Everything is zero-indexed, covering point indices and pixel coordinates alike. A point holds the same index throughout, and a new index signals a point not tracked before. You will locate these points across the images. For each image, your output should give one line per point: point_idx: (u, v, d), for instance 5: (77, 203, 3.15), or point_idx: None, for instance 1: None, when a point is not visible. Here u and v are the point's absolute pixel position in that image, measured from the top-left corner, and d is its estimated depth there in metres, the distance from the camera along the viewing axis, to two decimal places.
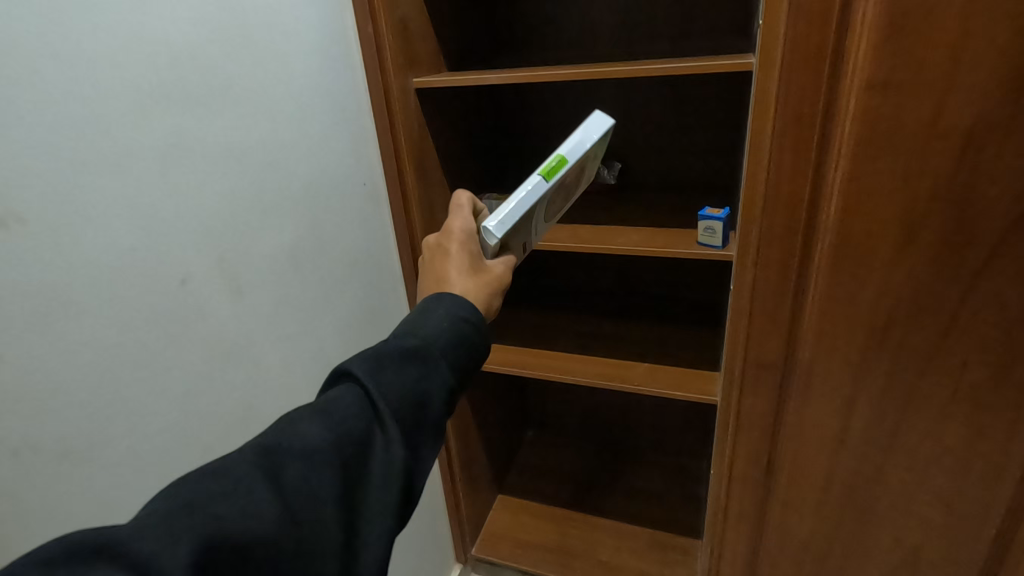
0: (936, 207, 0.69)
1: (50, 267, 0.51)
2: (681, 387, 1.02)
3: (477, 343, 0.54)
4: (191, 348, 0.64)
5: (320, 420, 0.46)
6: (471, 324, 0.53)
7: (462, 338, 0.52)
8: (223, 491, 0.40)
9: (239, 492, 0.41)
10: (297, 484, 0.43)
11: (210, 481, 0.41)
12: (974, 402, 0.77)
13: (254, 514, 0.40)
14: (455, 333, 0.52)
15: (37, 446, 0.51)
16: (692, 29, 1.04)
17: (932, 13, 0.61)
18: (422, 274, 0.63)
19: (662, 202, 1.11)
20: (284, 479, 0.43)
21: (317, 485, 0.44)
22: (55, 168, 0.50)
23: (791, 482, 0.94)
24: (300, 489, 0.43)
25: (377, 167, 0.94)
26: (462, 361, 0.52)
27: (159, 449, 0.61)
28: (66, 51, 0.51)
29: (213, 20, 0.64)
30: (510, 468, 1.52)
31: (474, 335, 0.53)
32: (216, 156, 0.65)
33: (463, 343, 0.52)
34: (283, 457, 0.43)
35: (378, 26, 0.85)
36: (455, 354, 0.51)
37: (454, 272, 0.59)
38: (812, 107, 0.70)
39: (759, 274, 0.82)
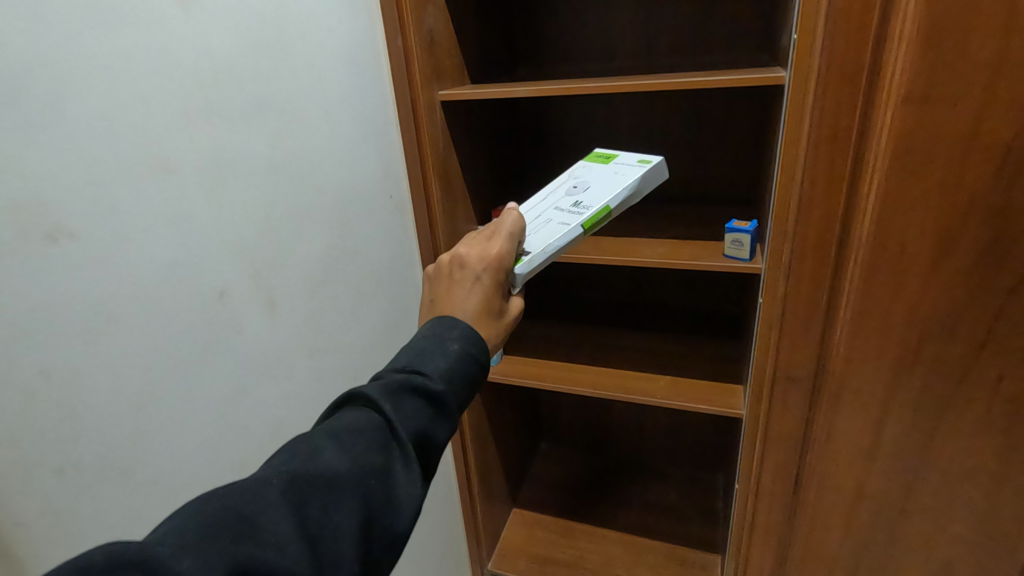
0: (972, 222, 0.69)
1: (92, 281, 0.50)
2: (705, 400, 1.01)
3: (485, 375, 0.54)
4: (225, 363, 0.63)
5: (343, 452, 0.43)
6: (481, 356, 0.53)
7: (475, 370, 0.52)
8: (249, 520, 0.38)
9: (265, 527, 0.38)
10: (320, 516, 0.41)
11: (238, 505, 0.39)
12: (1008, 418, 0.77)
13: (279, 547, 0.38)
14: (467, 363, 0.52)
15: (78, 462, 0.50)
16: (715, 43, 1.04)
17: (972, 29, 0.61)
18: (437, 283, 0.59)
19: (683, 214, 1.11)
20: (309, 509, 0.41)
21: (342, 517, 0.42)
22: (101, 182, 0.50)
23: (819, 497, 0.93)
24: (324, 522, 0.41)
25: (403, 179, 0.94)
26: (471, 391, 0.52)
27: (193, 466, 0.60)
28: (115, 64, 0.51)
29: (251, 33, 0.64)
30: (525, 482, 1.51)
31: (482, 365, 0.53)
32: (253, 169, 0.65)
33: (476, 374, 0.52)
34: (305, 489, 0.41)
35: (407, 39, 0.85)
36: (468, 387, 0.51)
37: (476, 304, 0.56)
38: (847, 122, 0.70)
39: (790, 288, 0.81)
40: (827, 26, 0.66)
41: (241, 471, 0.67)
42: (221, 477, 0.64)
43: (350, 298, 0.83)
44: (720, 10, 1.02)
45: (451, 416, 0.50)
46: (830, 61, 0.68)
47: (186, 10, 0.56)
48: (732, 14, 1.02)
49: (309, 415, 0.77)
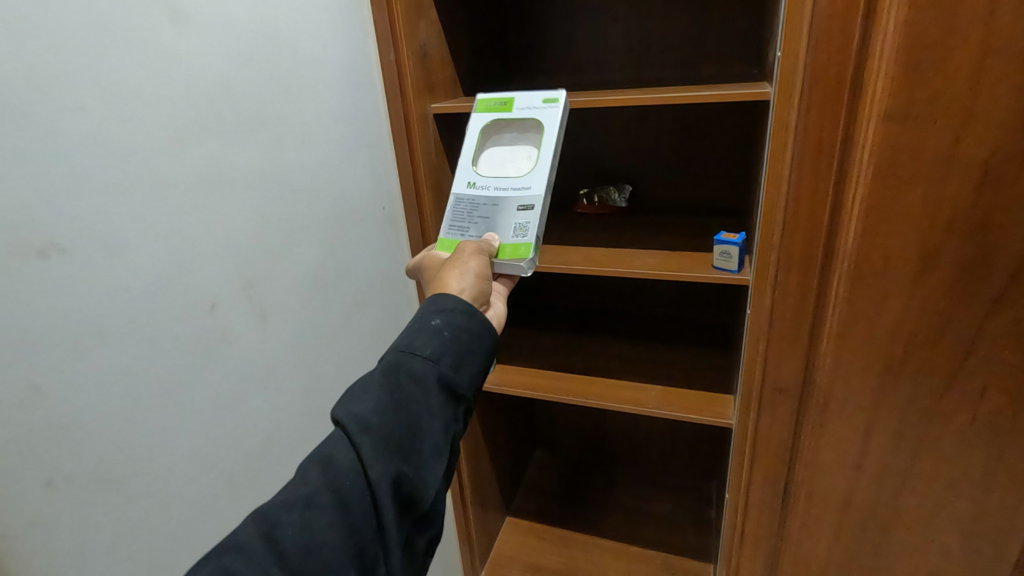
0: (953, 234, 0.70)
1: (85, 296, 0.51)
2: (696, 410, 1.02)
3: (461, 331, 0.54)
4: (218, 375, 0.64)
5: (314, 468, 0.47)
6: (442, 316, 0.54)
7: (441, 342, 0.53)
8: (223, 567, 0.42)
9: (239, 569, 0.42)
10: (299, 534, 0.44)
11: (210, 558, 0.42)
12: (993, 428, 0.78)
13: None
14: (431, 339, 0.53)
15: (70, 475, 0.51)
16: (704, 58, 1.06)
17: (949, 49, 0.63)
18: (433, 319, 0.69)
19: (674, 225, 1.12)
20: (282, 538, 0.44)
21: (323, 531, 0.45)
22: (93, 199, 0.51)
23: (808, 506, 0.93)
24: (300, 542, 0.44)
25: (396, 191, 0.95)
26: (445, 361, 0.52)
27: (184, 478, 0.61)
28: (109, 84, 0.52)
29: (243, 50, 0.65)
30: (518, 490, 1.51)
31: (454, 335, 0.54)
32: (244, 183, 0.66)
33: (443, 334, 0.53)
34: (280, 512, 0.45)
35: (400, 54, 0.86)
36: (433, 347, 0.52)
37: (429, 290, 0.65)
38: (830, 138, 0.71)
39: (777, 300, 0.82)
40: (808, 45, 0.68)
41: (232, 482, 0.67)
42: (213, 488, 0.65)
43: (342, 309, 0.84)
44: (709, 25, 1.04)
45: (417, 380, 0.51)
46: (813, 79, 0.69)
47: (179, 29, 0.57)
48: (720, 28, 1.03)
49: (301, 425, 0.78)
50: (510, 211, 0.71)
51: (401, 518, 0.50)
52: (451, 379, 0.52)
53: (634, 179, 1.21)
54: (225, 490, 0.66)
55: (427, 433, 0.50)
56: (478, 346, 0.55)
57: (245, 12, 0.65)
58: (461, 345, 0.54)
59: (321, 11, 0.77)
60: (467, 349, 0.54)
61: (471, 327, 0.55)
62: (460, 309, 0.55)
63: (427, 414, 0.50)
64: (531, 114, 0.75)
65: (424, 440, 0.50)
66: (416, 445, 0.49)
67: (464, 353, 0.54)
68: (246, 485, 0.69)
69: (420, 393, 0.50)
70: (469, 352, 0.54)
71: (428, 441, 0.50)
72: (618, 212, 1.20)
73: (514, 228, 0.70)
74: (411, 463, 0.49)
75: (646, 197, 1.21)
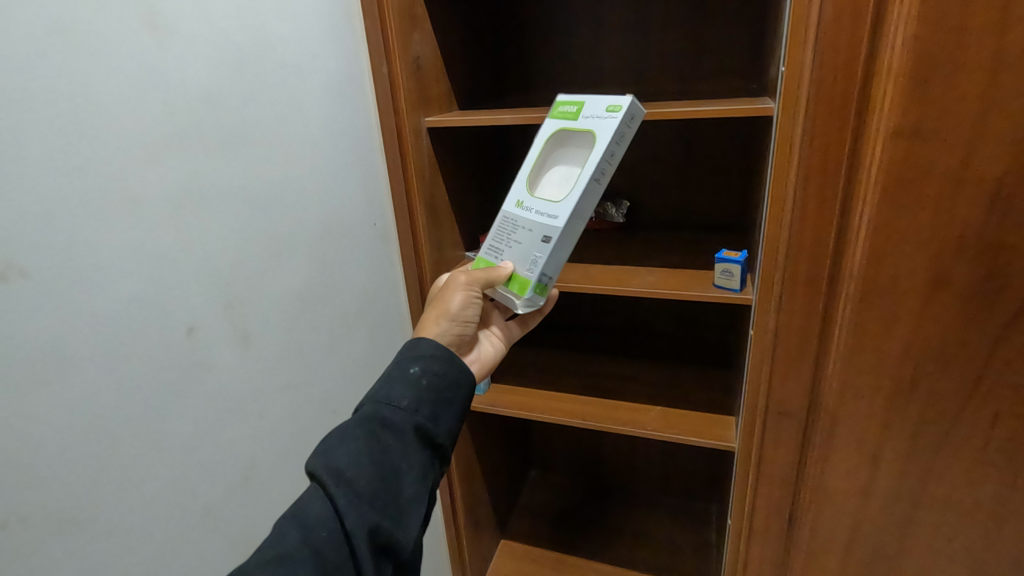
0: (962, 257, 0.68)
1: (47, 321, 0.48)
2: (697, 433, 0.99)
3: (439, 381, 0.59)
4: (196, 402, 0.61)
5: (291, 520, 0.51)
6: (420, 366, 0.58)
7: (419, 390, 0.57)
8: None
9: None
10: None
11: None
12: (1005, 456, 0.75)
13: None
14: (409, 386, 0.57)
15: (24, 515, 0.47)
16: (702, 72, 1.04)
17: (960, 66, 0.61)
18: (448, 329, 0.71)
19: (673, 242, 1.10)
20: None
21: None
22: (59, 218, 0.48)
23: (814, 533, 0.90)
24: None
25: (388, 206, 0.93)
26: (422, 409, 0.57)
27: (154, 513, 0.57)
28: (79, 97, 0.49)
29: (226, 61, 0.62)
30: (513, 512, 1.47)
31: (432, 382, 0.58)
32: (225, 199, 0.63)
33: (419, 382, 0.58)
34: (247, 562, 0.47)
35: (393, 66, 0.84)
36: (411, 399, 0.56)
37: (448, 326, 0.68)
38: (835, 155, 0.69)
39: (782, 322, 0.79)
40: (813, 59, 0.66)
41: (210, 517, 0.64)
42: (187, 523, 0.61)
43: (330, 329, 0.81)
44: (708, 39, 1.02)
45: (397, 431, 0.55)
46: (818, 94, 0.67)
47: (157, 36, 0.55)
48: (719, 43, 1.02)
49: (284, 452, 0.74)
50: (534, 241, 0.72)
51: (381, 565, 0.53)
52: (427, 429, 0.56)
53: (632, 195, 1.18)
54: (203, 525, 0.63)
55: (403, 483, 0.54)
56: (454, 392, 0.60)
57: (228, 18, 0.62)
58: (437, 396, 0.58)
59: (311, 21, 0.74)
60: (444, 394, 0.59)
61: (449, 377, 0.59)
62: (439, 354, 0.60)
63: (405, 465, 0.54)
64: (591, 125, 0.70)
65: (401, 489, 0.54)
66: (393, 497, 0.53)
67: (440, 402, 0.58)
68: (223, 519, 0.65)
69: (399, 444, 0.54)
70: (445, 402, 0.59)
71: (403, 493, 0.54)
72: (615, 228, 1.18)
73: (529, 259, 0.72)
74: (387, 513, 0.53)
75: (643, 213, 1.19)
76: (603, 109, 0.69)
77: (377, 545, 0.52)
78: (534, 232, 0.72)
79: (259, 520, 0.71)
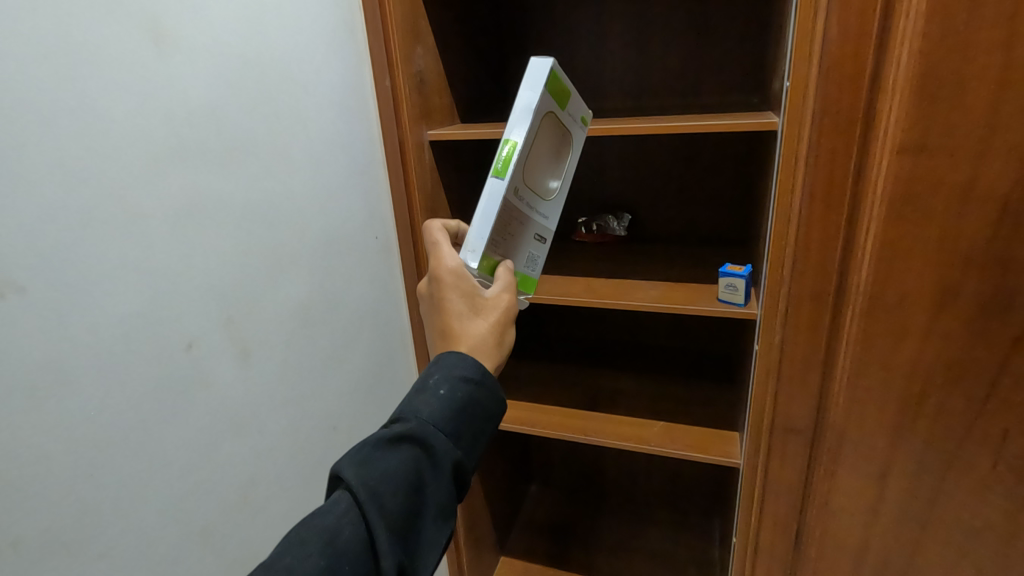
0: (971, 273, 0.67)
1: (47, 338, 0.47)
2: (701, 449, 0.97)
3: (479, 408, 0.54)
4: (195, 421, 0.60)
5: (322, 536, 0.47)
6: (468, 385, 0.53)
7: (462, 415, 0.52)
8: None
9: None
10: None
11: None
12: (1017, 475, 0.73)
13: None
14: (453, 409, 0.52)
15: (17, 540, 0.45)
16: (704, 86, 1.04)
17: (965, 81, 0.61)
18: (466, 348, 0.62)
19: (675, 256, 1.09)
20: None
21: None
22: (59, 234, 0.47)
23: (821, 552, 0.88)
24: None
25: (389, 220, 0.92)
26: (462, 437, 0.52)
27: (149, 535, 0.56)
28: (82, 110, 0.49)
29: (228, 75, 0.62)
30: (513, 528, 1.44)
31: (476, 405, 0.53)
32: (227, 213, 0.62)
33: (465, 406, 0.52)
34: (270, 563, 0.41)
35: (396, 80, 0.83)
36: (455, 424, 0.51)
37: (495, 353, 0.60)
38: (842, 169, 0.68)
39: (788, 337, 0.78)
40: (819, 75, 0.66)
41: (207, 538, 0.62)
42: (184, 545, 0.59)
43: (330, 344, 0.80)
44: (709, 54, 1.02)
45: (436, 462, 0.50)
46: (824, 110, 0.67)
47: (160, 50, 0.54)
48: (721, 58, 1.02)
49: (282, 470, 0.72)
50: (531, 239, 0.70)
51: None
52: (464, 463, 0.52)
53: (633, 208, 1.18)
54: (200, 547, 0.61)
55: (431, 518, 0.50)
56: (492, 418, 0.55)
57: (232, 33, 0.62)
58: (478, 424, 0.54)
59: (314, 35, 0.74)
60: (483, 421, 0.54)
61: (490, 404, 0.55)
62: (485, 376, 0.55)
63: (436, 501, 0.50)
64: (570, 129, 0.71)
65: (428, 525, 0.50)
66: (417, 532, 0.49)
67: (480, 431, 0.54)
68: (220, 540, 0.64)
69: (435, 476, 0.50)
70: (483, 433, 0.54)
71: (429, 529, 0.50)
72: (617, 241, 1.18)
73: (529, 258, 0.71)
74: (409, 549, 0.49)
75: (645, 227, 1.19)
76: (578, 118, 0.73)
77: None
78: (529, 229, 0.69)
79: (258, 539, 0.69)
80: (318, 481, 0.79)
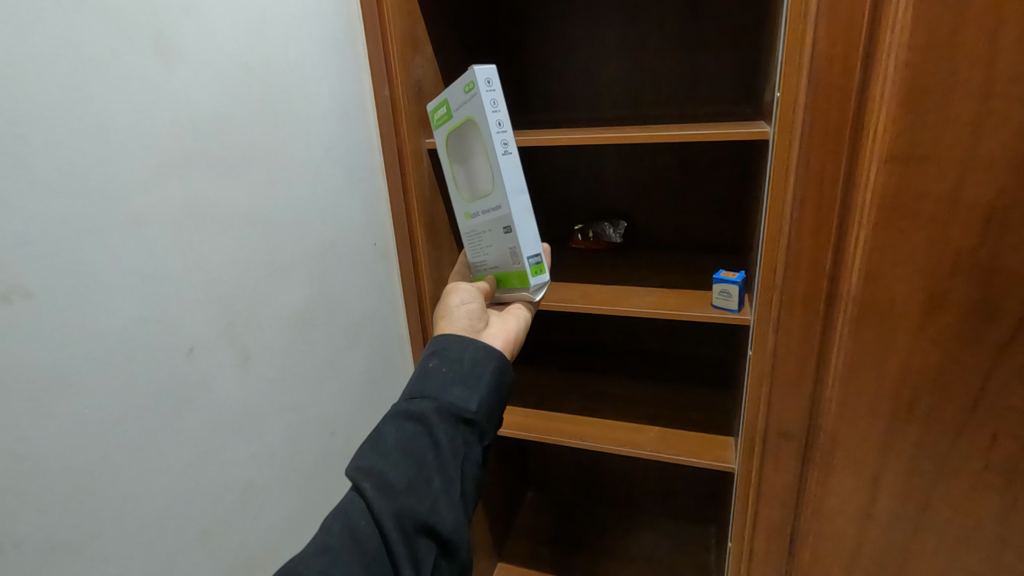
0: (958, 279, 0.69)
1: (50, 342, 0.48)
2: (696, 453, 0.98)
3: (460, 367, 0.58)
4: (197, 423, 0.60)
5: (328, 528, 0.50)
6: (439, 354, 0.60)
7: (441, 376, 0.57)
8: None
9: None
10: None
11: None
12: (1005, 477, 0.74)
13: None
14: (428, 375, 0.58)
15: (21, 541, 0.46)
16: (698, 96, 1.06)
17: (949, 92, 0.62)
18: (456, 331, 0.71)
19: (670, 262, 1.11)
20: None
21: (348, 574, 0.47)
22: (65, 240, 0.48)
23: (815, 556, 0.89)
24: None
25: (389, 226, 0.93)
26: (445, 390, 0.56)
27: (151, 534, 0.56)
28: (88, 118, 0.50)
29: (230, 84, 0.63)
30: (511, 535, 1.45)
31: (454, 365, 0.58)
32: (229, 220, 0.63)
33: (441, 369, 0.58)
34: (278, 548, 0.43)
35: (394, 90, 0.85)
36: (433, 385, 0.57)
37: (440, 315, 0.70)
38: (831, 179, 0.70)
39: (780, 344, 0.79)
40: (809, 86, 0.67)
41: (207, 539, 0.62)
42: (185, 545, 0.60)
43: (330, 349, 0.81)
44: (703, 65, 1.04)
45: (420, 415, 0.54)
46: (814, 120, 0.68)
47: (165, 61, 0.56)
48: (714, 68, 1.04)
49: (282, 473, 0.73)
50: (499, 233, 0.72)
51: (421, 554, 0.50)
52: (455, 408, 0.55)
53: (628, 216, 1.20)
54: (200, 549, 0.62)
55: (435, 463, 0.53)
56: (480, 371, 0.59)
57: (234, 43, 0.63)
58: (461, 374, 0.58)
59: (315, 45, 0.76)
60: (469, 375, 0.58)
61: (469, 356, 0.59)
62: (461, 342, 0.61)
63: (434, 445, 0.53)
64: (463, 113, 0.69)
65: (430, 472, 0.52)
66: (425, 477, 0.52)
67: (466, 380, 0.58)
68: (219, 541, 0.64)
69: (425, 427, 0.54)
70: (472, 380, 0.58)
71: (436, 473, 0.52)
72: (613, 248, 1.19)
73: (510, 255, 0.73)
74: (421, 496, 0.51)
75: (640, 234, 1.20)
76: (464, 93, 0.68)
77: (413, 533, 0.50)
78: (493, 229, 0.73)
79: (258, 541, 0.70)
80: (317, 485, 0.80)
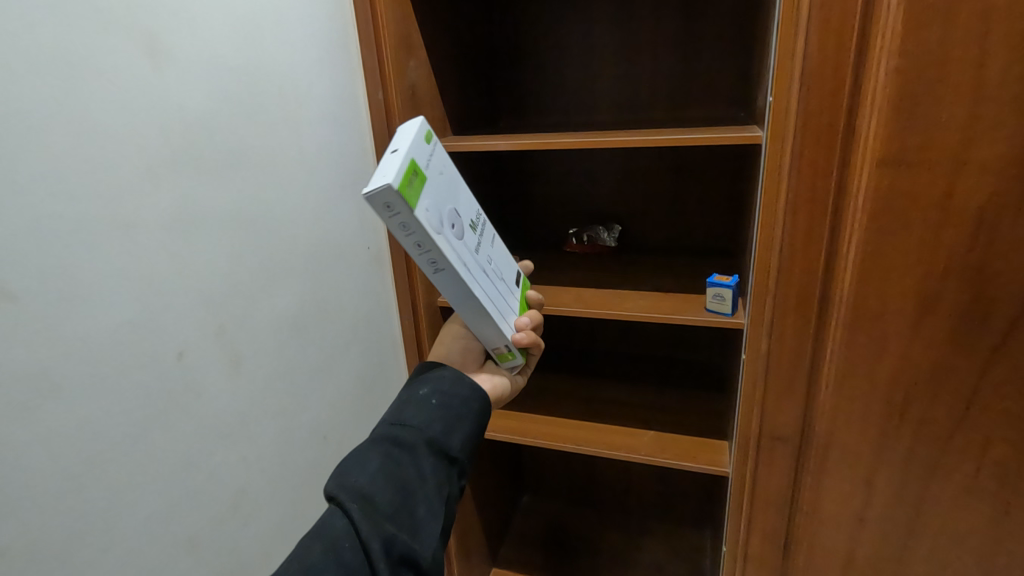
0: (950, 282, 0.69)
1: (38, 342, 0.47)
2: (691, 457, 0.98)
3: (449, 401, 0.58)
4: (186, 428, 0.60)
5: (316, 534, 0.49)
6: (430, 385, 0.59)
7: (430, 409, 0.57)
8: None
9: None
10: None
11: None
12: (997, 480, 0.75)
13: None
14: (418, 405, 0.57)
15: (6, 547, 0.45)
16: (691, 100, 1.07)
17: (940, 97, 0.63)
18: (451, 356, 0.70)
19: (665, 266, 1.11)
20: None
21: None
22: (52, 239, 0.48)
23: (810, 560, 0.89)
24: None
25: (381, 231, 0.93)
26: (434, 424, 0.56)
27: (139, 541, 0.56)
28: (77, 119, 0.49)
29: (223, 85, 0.63)
30: (505, 540, 1.44)
31: (445, 398, 0.58)
32: (219, 222, 0.63)
33: (431, 401, 0.58)
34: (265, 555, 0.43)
35: (388, 92, 0.85)
36: (423, 416, 0.56)
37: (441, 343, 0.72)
38: (823, 183, 0.70)
39: (774, 346, 0.79)
40: (801, 90, 0.68)
41: (195, 547, 0.62)
42: (172, 552, 0.59)
43: (321, 352, 0.80)
44: (697, 69, 1.04)
45: (410, 445, 0.54)
46: (806, 124, 0.69)
47: (156, 62, 0.56)
48: (708, 72, 1.04)
49: (272, 477, 0.72)
50: None
51: None
52: (443, 444, 0.56)
53: (623, 220, 1.20)
54: (187, 555, 0.61)
55: (421, 495, 0.52)
56: (468, 408, 0.59)
57: (225, 45, 0.63)
58: (451, 409, 0.58)
59: (307, 48, 0.76)
60: (457, 411, 0.58)
61: (460, 391, 0.60)
62: (451, 375, 0.61)
63: (420, 477, 0.53)
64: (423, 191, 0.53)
65: (416, 505, 0.52)
66: (409, 507, 0.51)
67: (455, 416, 0.58)
68: (208, 547, 0.63)
69: (414, 458, 0.54)
70: (459, 416, 0.58)
71: (422, 505, 0.52)
72: (607, 252, 1.19)
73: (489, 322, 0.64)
74: (405, 525, 0.51)
75: (635, 238, 1.20)
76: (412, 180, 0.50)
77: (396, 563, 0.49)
78: None
79: (246, 548, 0.69)
80: (308, 490, 0.79)
